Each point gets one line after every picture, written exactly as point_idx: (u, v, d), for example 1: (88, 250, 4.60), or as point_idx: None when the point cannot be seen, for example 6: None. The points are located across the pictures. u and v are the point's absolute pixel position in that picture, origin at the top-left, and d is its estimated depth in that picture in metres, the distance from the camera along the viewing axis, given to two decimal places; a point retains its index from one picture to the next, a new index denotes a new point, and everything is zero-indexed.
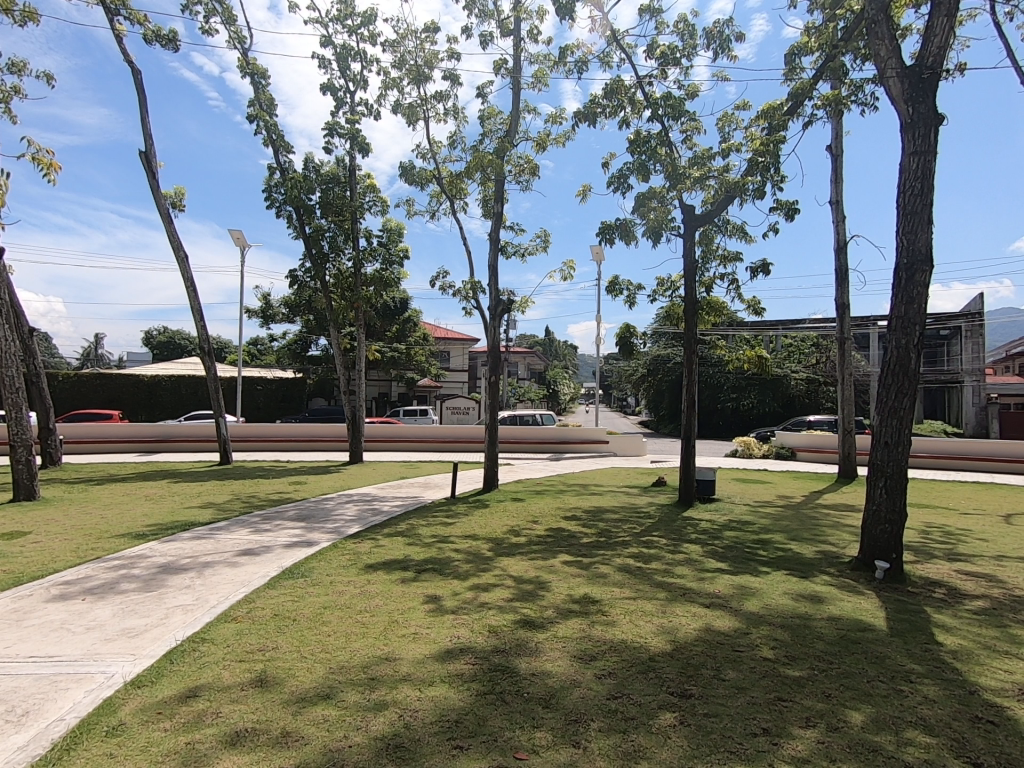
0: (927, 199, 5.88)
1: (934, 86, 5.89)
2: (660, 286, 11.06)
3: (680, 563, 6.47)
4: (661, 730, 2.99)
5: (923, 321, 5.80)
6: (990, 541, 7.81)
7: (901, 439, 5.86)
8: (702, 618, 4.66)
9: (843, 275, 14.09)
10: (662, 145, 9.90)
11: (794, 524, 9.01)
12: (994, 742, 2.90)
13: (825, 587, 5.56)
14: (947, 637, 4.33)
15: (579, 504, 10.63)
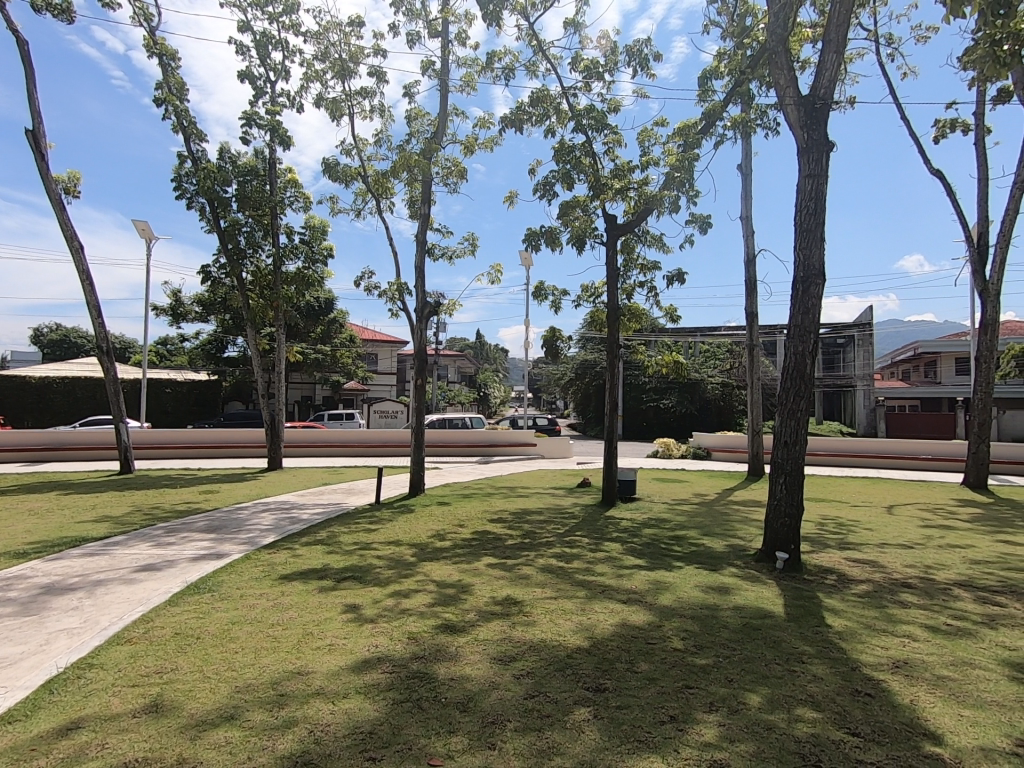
0: (820, 219, 6.42)
1: (825, 115, 6.42)
2: (584, 292, 11.37)
3: (600, 561, 6.65)
4: (575, 724, 3.06)
5: (817, 330, 6.31)
6: (874, 530, 8.62)
7: (798, 438, 6.35)
8: (618, 614, 4.81)
9: (753, 285, 15.11)
10: (586, 156, 10.20)
11: (706, 521, 9.51)
12: (870, 713, 3.20)
13: (732, 579, 5.91)
14: (835, 619, 4.73)
15: (506, 506, 10.70)
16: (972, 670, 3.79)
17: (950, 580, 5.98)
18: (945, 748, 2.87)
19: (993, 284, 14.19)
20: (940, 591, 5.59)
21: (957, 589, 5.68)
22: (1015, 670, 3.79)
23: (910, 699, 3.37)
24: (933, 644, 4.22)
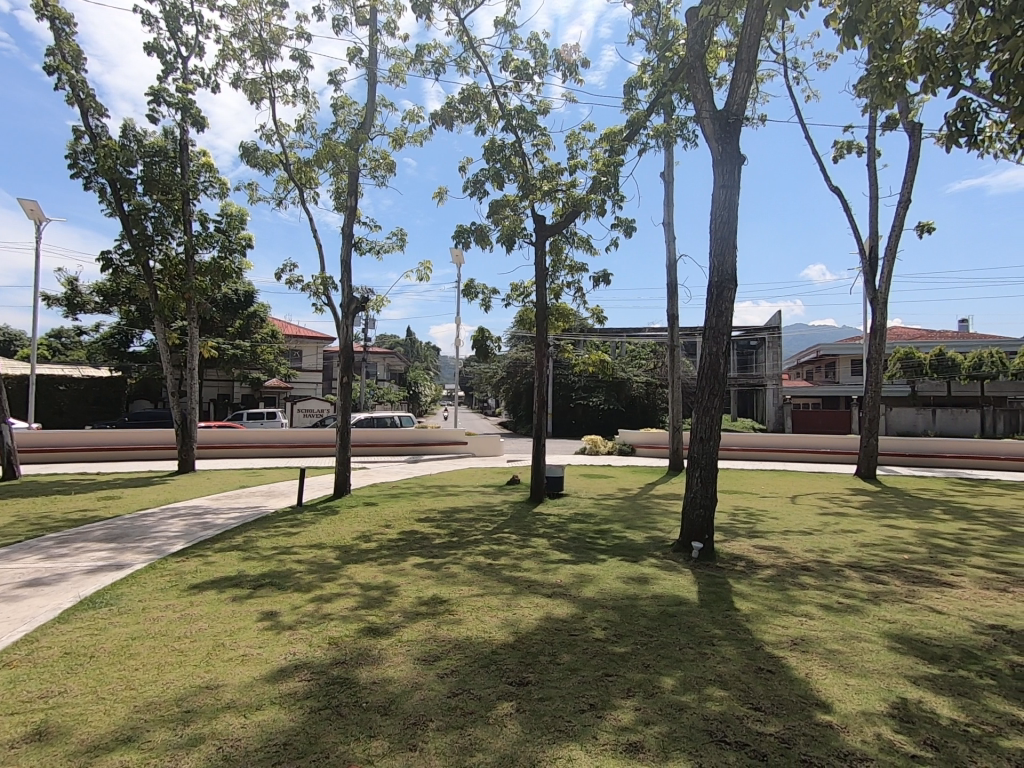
0: (732, 227, 6.83)
1: (737, 130, 6.83)
2: (514, 291, 11.46)
3: (527, 557, 6.74)
4: (498, 719, 3.09)
5: (729, 332, 6.71)
6: (779, 519, 9.29)
7: (713, 435, 6.72)
8: (543, 608, 4.90)
9: (674, 289, 15.82)
10: (516, 156, 10.28)
11: (629, 514, 9.87)
12: (770, 688, 3.45)
13: (651, 569, 6.17)
14: (743, 603, 5.05)
15: (434, 506, 10.60)
16: (857, 642, 4.18)
17: (842, 562, 6.56)
18: (834, 715, 3.15)
19: (882, 293, 15.65)
20: (833, 572, 6.12)
21: (848, 569, 6.24)
22: (893, 641, 4.22)
23: (806, 673, 3.66)
24: (826, 621, 4.61)
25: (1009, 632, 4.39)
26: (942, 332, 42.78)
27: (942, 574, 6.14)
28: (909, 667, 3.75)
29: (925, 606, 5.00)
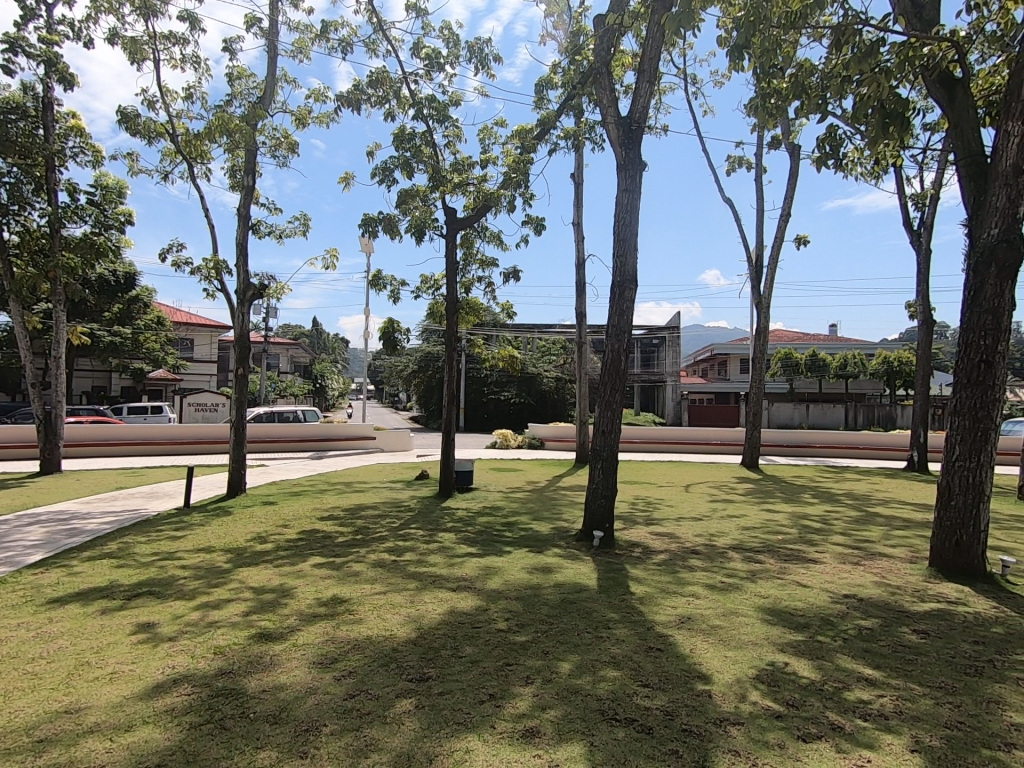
0: (634, 230, 7.15)
1: (639, 136, 7.15)
2: (424, 283, 11.27)
3: (433, 552, 6.69)
4: (396, 718, 3.03)
5: (630, 331, 7.03)
6: (674, 506, 9.94)
7: (614, 428, 7.02)
8: (447, 602, 4.88)
9: (582, 287, 16.33)
10: (426, 145, 10.10)
11: (536, 506, 10.10)
12: (658, 665, 3.67)
13: (555, 559, 6.35)
14: (638, 587, 5.33)
15: (338, 503, 10.23)
16: (735, 617, 4.56)
17: (727, 545, 7.13)
18: (713, 685, 3.41)
19: (765, 298, 17.12)
20: (718, 554, 6.64)
21: (731, 551, 6.79)
22: (765, 614, 4.65)
23: (690, 649, 3.94)
24: (710, 600, 4.98)
25: (859, 600, 4.98)
26: (815, 334, 47.63)
27: (808, 552, 6.85)
28: (777, 636, 4.15)
29: (794, 581, 5.55)
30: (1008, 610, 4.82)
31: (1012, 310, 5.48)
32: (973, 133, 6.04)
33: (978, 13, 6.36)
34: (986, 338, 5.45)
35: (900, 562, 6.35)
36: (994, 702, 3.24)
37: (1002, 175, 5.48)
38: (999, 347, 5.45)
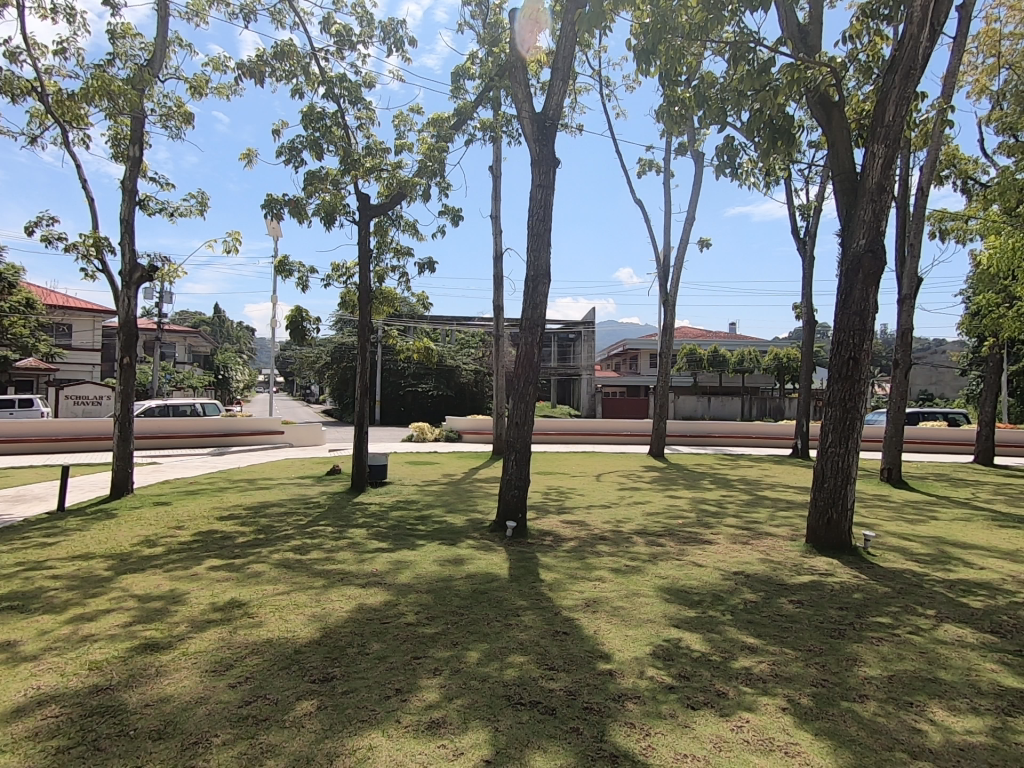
0: (547, 225, 7.28)
1: (552, 133, 7.28)
2: (335, 271, 10.83)
3: (343, 549, 6.48)
4: (295, 721, 2.92)
5: (543, 324, 7.16)
6: (585, 495, 10.31)
7: (526, 420, 7.12)
8: (355, 599, 4.75)
9: (499, 280, 16.41)
10: (337, 127, 9.69)
11: (451, 499, 10.08)
12: (563, 647, 3.80)
13: (467, 550, 6.37)
14: (548, 574, 5.47)
15: (240, 501, 9.65)
16: (637, 597, 4.81)
17: (632, 530, 7.49)
18: (613, 663, 3.58)
19: (672, 296, 18.07)
20: (623, 540, 6.96)
21: (635, 536, 7.15)
22: (664, 593, 4.94)
23: (594, 630, 4.10)
24: (615, 582, 5.21)
25: (746, 576, 5.43)
26: (717, 333, 51.06)
27: (704, 534, 7.36)
28: (673, 613, 4.43)
29: (690, 562, 5.95)
30: (867, 578, 5.45)
31: (875, 312, 6.16)
32: (847, 153, 6.70)
33: (852, 44, 7.05)
34: (854, 337, 6.10)
35: (782, 540, 6.99)
36: (851, 660, 3.66)
37: (869, 192, 6.13)
38: (864, 345, 6.12)
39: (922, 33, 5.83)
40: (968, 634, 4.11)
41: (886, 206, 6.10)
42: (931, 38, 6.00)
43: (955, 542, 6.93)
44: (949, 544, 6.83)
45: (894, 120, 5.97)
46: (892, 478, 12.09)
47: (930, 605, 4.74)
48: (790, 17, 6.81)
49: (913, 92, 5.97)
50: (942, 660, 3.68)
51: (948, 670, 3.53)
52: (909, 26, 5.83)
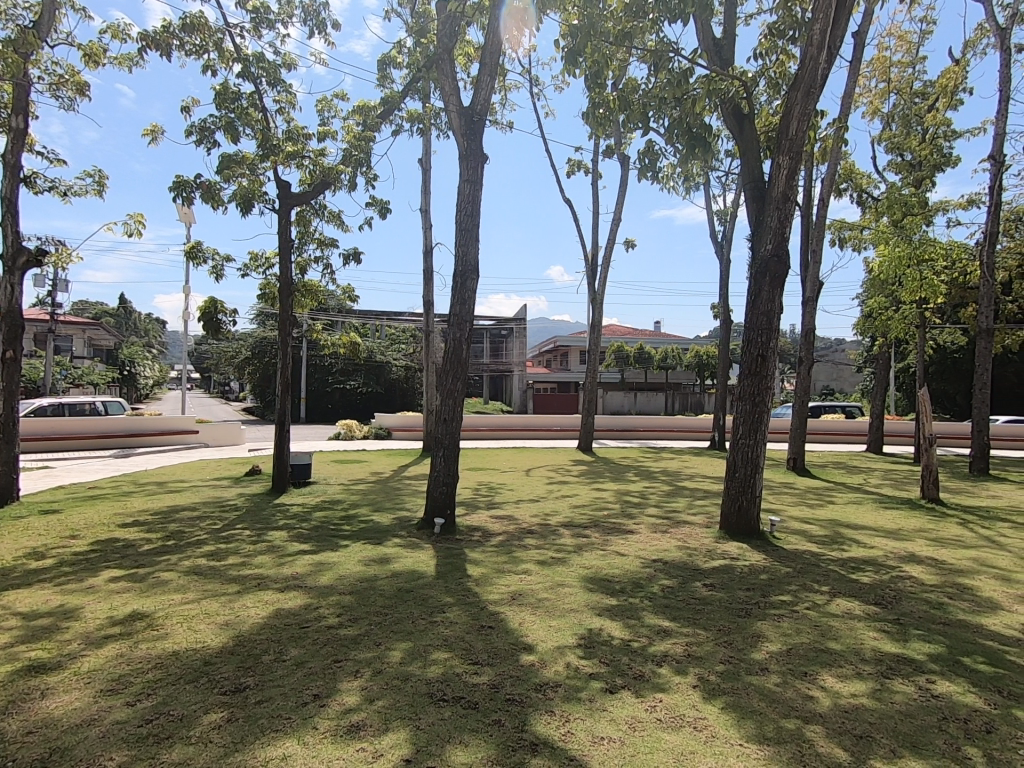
0: (475, 221, 7.25)
1: (480, 128, 7.26)
2: (252, 261, 10.26)
3: (260, 553, 6.17)
4: (202, 735, 2.76)
5: (471, 320, 7.13)
6: (514, 490, 10.41)
7: (455, 416, 7.07)
8: (272, 604, 4.54)
9: (429, 275, 16.19)
10: (254, 109, 9.18)
11: (378, 497, 9.85)
12: (488, 641, 3.83)
13: (393, 549, 6.26)
14: (475, 569, 5.48)
15: (146, 506, 8.97)
16: (561, 588, 4.93)
17: (559, 523, 7.64)
18: (536, 654, 3.64)
19: (599, 295, 18.55)
20: (550, 532, 7.10)
21: (562, 528, 7.29)
22: (587, 582, 5.09)
23: (519, 623, 4.16)
24: (541, 575, 5.30)
25: (664, 563, 5.69)
26: (643, 332, 53.09)
27: (627, 524, 7.63)
28: (595, 602, 4.57)
29: (613, 551, 6.15)
30: (772, 560, 5.86)
31: (781, 313, 6.60)
32: (757, 164, 7.13)
33: (762, 61, 7.49)
34: (762, 336, 6.52)
35: (698, 527, 7.38)
36: (756, 636, 3.92)
37: (775, 200, 6.56)
38: (771, 344, 6.55)
39: (821, 55, 6.29)
40: (855, 607, 4.52)
41: (791, 214, 6.55)
42: (829, 61, 6.51)
43: (848, 524, 7.60)
44: (842, 526, 7.48)
45: (797, 134, 6.41)
46: (797, 466, 12.99)
47: (825, 582, 5.16)
48: (706, 31, 7.14)
49: (813, 109, 6.43)
50: (833, 632, 4.03)
51: (838, 640, 3.87)
52: (810, 47, 6.27)
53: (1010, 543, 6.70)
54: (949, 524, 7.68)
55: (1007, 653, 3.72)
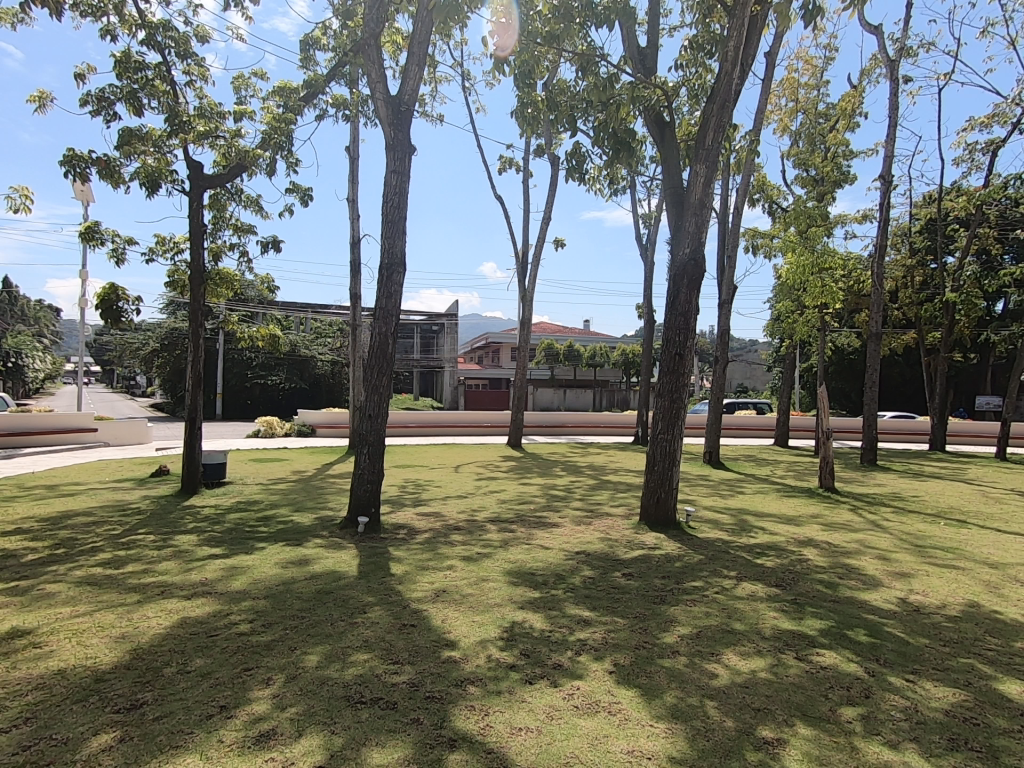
0: (402, 213, 7.10)
1: (408, 119, 7.11)
2: (159, 244, 9.51)
3: (165, 559, 5.75)
4: (90, 759, 2.54)
5: (398, 315, 6.98)
6: (441, 486, 10.35)
7: (380, 412, 6.89)
8: (176, 613, 4.25)
9: (356, 267, 15.71)
10: (161, 81, 8.50)
11: (299, 497, 9.46)
12: (409, 640, 3.77)
13: (313, 550, 6.04)
14: (398, 568, 5.39)
15: (32, 512, 8.12)
16: (484, 583, 4.94)
17: (485, 519, 7.66)
18: (458, 650, 3.64)
19: (529, 292, 18.72)
20: (477, 528, 7.11)
21: (488, 524, 7.33)
22: (511, 576, 5.13)
23: (441, 620, 4.13)
24: (465, 571, 5.30)
25: (585, 555, 5.85)
26: (573, 330, 54.29)
27: (551, 518, 7.78)
28: (518, 596, 4.62)
29: (538, 545, 6.25)
30: (686, 548, 6.18)
31: (697, 314, 6.95)
32: (677, 170, 7.46)
33: (683, 72, 7.83)
34: (680, 336, 6.83)
35: (619, 519, 7.64)
36: (669, 621, 4.12)
37: (693, 206, 6.90)
38: (688, 344, 6.87)
39: (735, 71, 6.65)
40: (758, 589, 4.85)
41: (707, 220, 6.89)
42: (742, 77, 6.90)
43: (754, 512, 8.14)
44: (750, 514, 8.00)
45: (712, 145, 6.76)
46: (712, 459, 13.75)
47: (733, 567, 5.50)
48: (631, 38, 7.37)
49: (727, 122, 6.80)
50: (738, 613, 4.30)
51: (741, 621, 4.14)
52: (725, 63, 6.61)
53: (891, 526, 7.43)
54: (841, 510, 8.42)
55: (885, 625, 4.12)
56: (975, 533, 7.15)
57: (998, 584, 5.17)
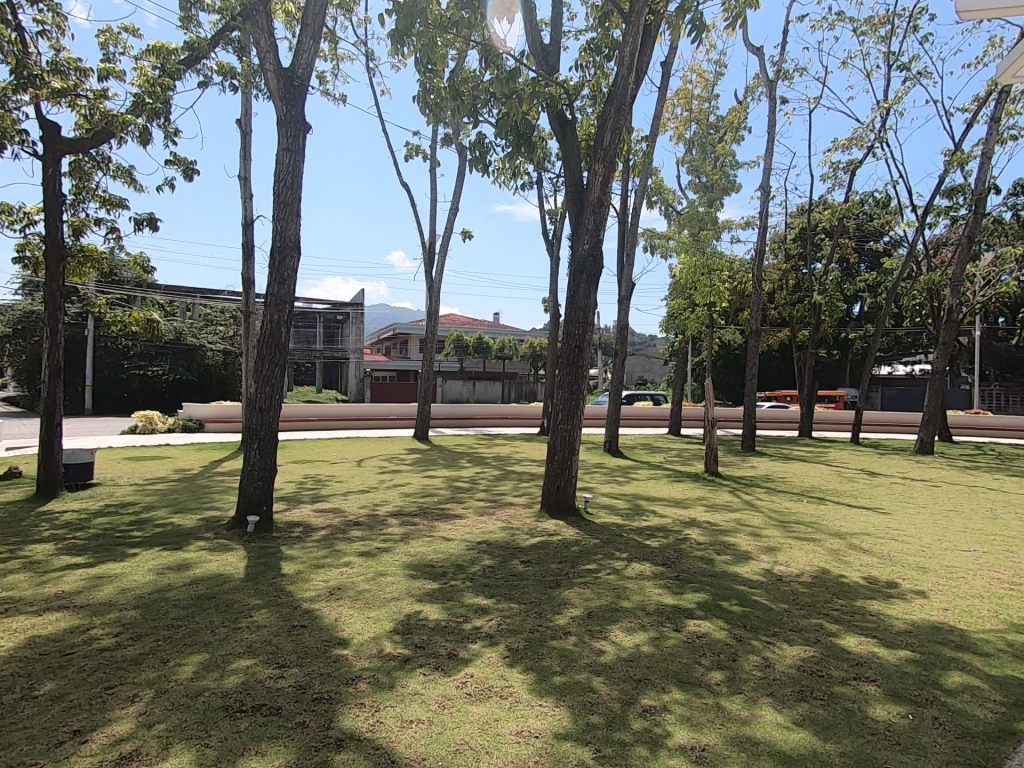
0: (296, 195, 6.71)
1: (302, 94, 6.72)
2: (3, 214, 8.28)
3: (12, 572, 5.05)
4: None
5: (291, 302, 6.60)
6: (342, 481, 10.02)
7: (272, 406, 6.50)
8: (24, 632, 3.77)
9: (249, 250, 14.68)
10: (4, 27, 7.41)
11: (181, 497, 8.72)
12: (298, 641, 3.62)
13: (195, 553, 5.60)
14: (290, 567, 5.13)
15: None
16: (382, 578, 4.84)
17: (386, 513, 7.50)
18: (350, 647, 3.54)
19: (436, 283, 18.49)
20: (377, 522, 6.95)
21: (390, 518, 7.19)
22: (410, 570, 5.07)
23: (334, 618, 3.99)
24: (362, 566, 5.16)
25: (486, 544, 5.91)
26: (482, 323, 54.45)
27: (455, 509, 7.80)
28: (416, 589, 4.58)
29: (440, 537, 6.23)
30: (583, 533, 6.43)
31: (595, 309, 7.20)
32: (577, 169, 7.67)
33: (583, 73, 8.04)
34: (579, 330, 7.06)
35: (521, 508, 7.80)
36: (562, 604, 4.27)
37: (592, 204, 7.12)
38: (586, 337, 7.11)
39: (630, 76, 6.91)
40: (645, 569, 5.17)
41: (605, 218, 7.15)
42: (636, 82, 7.20)
43: (647, 497, 8.63)
44: (643, 499, 8.47)
45: (610, 145, 7.01)
46: (611, 448, 14.40)
47: (624, 549, 5.81)
48: (534, 35, 7.46)
49: (624, 124, 7.06)
50: (626, 592, 4.55)
51: (629, 599, 4.39)
52: (621, 67, 6.85)
53: (763, 505, 8.21)
54: (722, 492, 9.16)
55: (753, 595, 4.55)
56: (830, 509, 8.07)
57: (845, 552, 5.88)
